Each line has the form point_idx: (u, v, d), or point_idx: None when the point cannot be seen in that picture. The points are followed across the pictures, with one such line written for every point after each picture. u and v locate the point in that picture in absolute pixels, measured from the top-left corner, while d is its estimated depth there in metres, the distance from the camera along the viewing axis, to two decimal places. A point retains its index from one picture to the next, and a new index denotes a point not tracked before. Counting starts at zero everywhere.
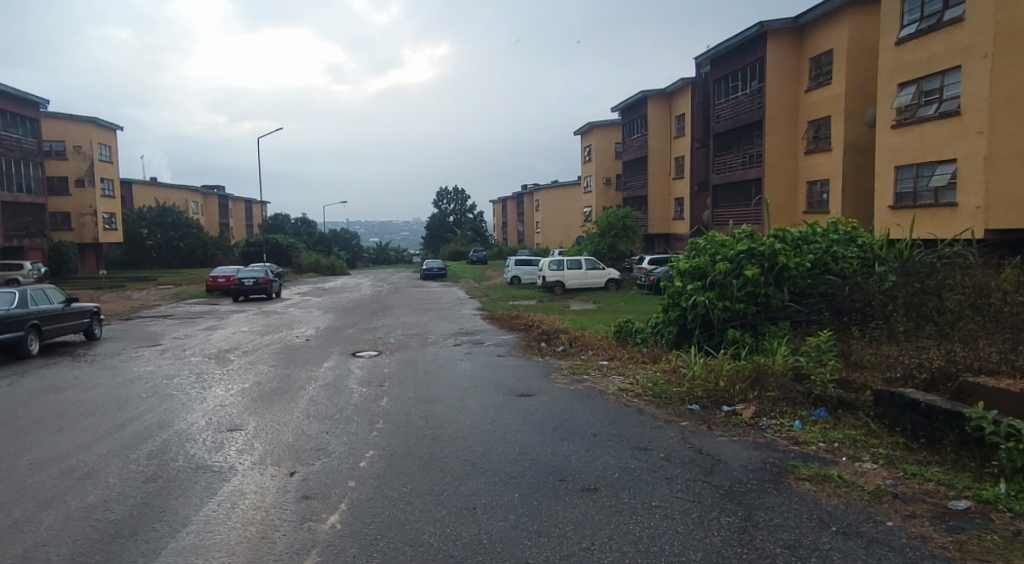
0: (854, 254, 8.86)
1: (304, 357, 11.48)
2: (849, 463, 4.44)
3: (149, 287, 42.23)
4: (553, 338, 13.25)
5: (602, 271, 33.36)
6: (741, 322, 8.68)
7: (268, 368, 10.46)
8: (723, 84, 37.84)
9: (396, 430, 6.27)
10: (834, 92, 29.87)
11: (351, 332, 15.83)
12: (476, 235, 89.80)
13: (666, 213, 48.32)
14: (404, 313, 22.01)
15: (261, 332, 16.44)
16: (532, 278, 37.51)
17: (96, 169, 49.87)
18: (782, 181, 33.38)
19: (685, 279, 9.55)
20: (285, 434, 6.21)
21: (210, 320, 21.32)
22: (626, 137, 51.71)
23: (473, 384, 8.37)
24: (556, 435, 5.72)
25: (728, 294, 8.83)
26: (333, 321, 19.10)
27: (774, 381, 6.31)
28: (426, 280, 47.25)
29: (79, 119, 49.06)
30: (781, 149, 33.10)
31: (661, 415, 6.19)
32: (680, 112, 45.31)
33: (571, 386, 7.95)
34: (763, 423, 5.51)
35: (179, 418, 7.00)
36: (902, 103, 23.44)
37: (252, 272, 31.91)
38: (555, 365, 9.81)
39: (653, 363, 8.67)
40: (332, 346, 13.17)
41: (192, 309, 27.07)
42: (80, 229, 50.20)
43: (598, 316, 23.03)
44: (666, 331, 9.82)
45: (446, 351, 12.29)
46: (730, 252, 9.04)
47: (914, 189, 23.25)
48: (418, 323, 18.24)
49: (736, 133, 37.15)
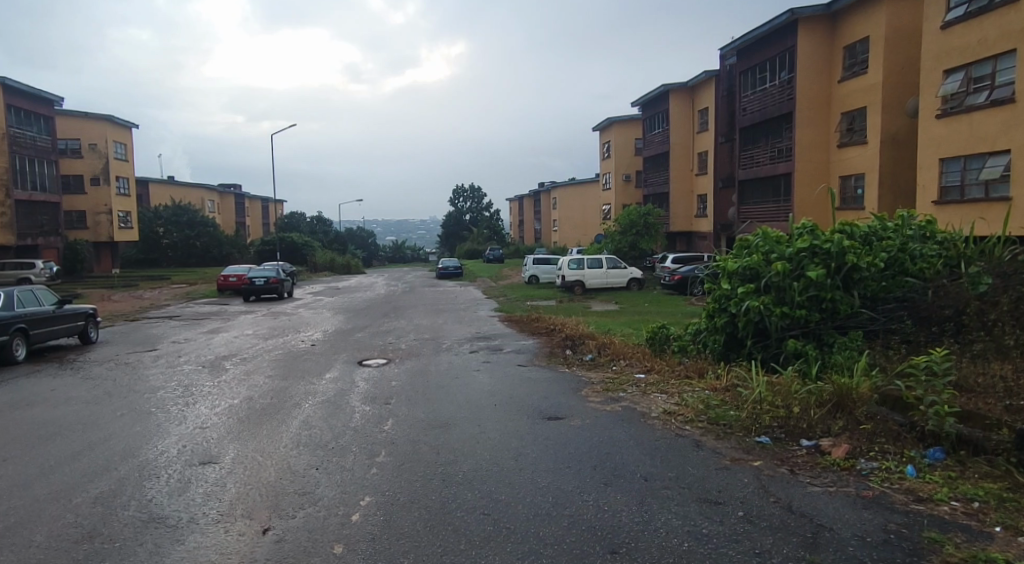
0: (936, 252, 7.57)
1: (306, 366, 10.46)
2: (1013, 538, 3.21)
3: (162, 286, 41.85)
4: (578, 345, 12.12)
5: (624, 270, 32.10)
6: (802, 331, 7.47)
7: (264, 379, 9.47)
8: (749, 76, 36.38)
9: (399, 467, 5.14)
10: (870, 82, 28.28)
11: (361, 337, 14.80)
12: (493, 233, 88.86)
13: (688, 210, 46.81)
14: (418, 314, 21.01)
15: (265, 336, 15.50)
16: (550, 277, 36.32)
17: (111, 167, 49.64)
18: (814, 176, 31.81)
19: (734, 281, 8.38)
20: (266, 470, 5.15)
21: (216, 322, 20.49)
22: (647, 132, 50.29)
23: (492, 403, 7.26)
24: (596, 479, 4.57)
25: (786, 300, 7.62)
26: (342, 324, 18.15)
27: (863, 410, 5.11)
28: (441, 279, 46.31)
29: (94, 117, 48.78)
30: (812, 142, 31.55)
31: (725, 451, 5.01)
32: (703, 105, 43.81)
33: (607, 407, 6.82)
34: (863, 468, 4.29)
35: (148, 447, 6.00)
36: (947, 91, 21.86)
37: (263, 271, 31.16)
38: (584, 378, 8.67)
39: (700, 380, 7.50)
40: (338, 352, 12.16)
41: (202, 309, 26.34)
42: (95, 228, 50.00)
43: (623, 318, 21.81)
44: (711, 341, 8.64)
45: (461, 359, 11.22)
46: (788, 250, 7.84)
47: (961, 182, 21.69)
48: (431, 326, 17.20)
49: (764, 126, 35.62)
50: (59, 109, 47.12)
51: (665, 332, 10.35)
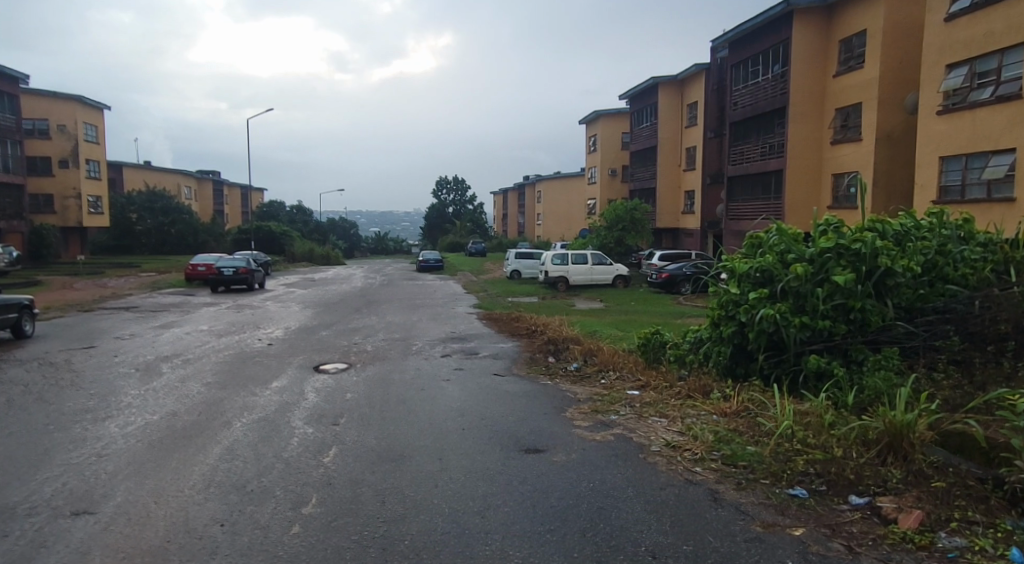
0: (980, 256, 6.59)
1: (253, 371, 9.18)
2: None
3: (130, 274, 39.90)
4: (562, 351, 10.94)
5: (610, 267, 31.04)
6: (826, 346, 6.44)
7: (199, 386, 8.16)
8: (741, 69, 35.45)
9: (330, 525, 3.93)
10: (867, 77, 27.47)
11: (325, 335, 13.52)
12: (476, 227, 87.49)
13: (675, 206, 45.88)
14: (393, 310, 19.73)
15: (219, 333, 14.11)
16: (533, 272, 35.11)
17: (81, 149, 47.43)
18: (806, 174, 31.00)
19: (743, 284, 7.28)
20: (148, 531, 3.86)
21: (174, 315, 18.99)
22: (635, 125, 49.24)
23: (462, 427, 6.09)
24: (588, 554, 3.40)
25: (807, 308, 6.58)
26: (308, 320, 16.80)
27: (929, 458, 4.02)
28: (421, 272, 44.87)
29: (64, 97, 46.48)
30: (804, 138, 30.71)
31: (751, 511, 3.87)
32: (693, 99, 42.85)
33: (597, 436, 5.73)
34: (948, 550, 3.18)
35: (12, 486, 4.63)
36: (950, 86, 21.00)
37: (232, 260, 29.53)
38: (569, 395, 7.53)
39: (705, 402, 6.42)
40: (295, 354, 10.88)
41: (164, 300, 24.71)
42: (63, 212, 47.84)
43: (609, 318, 20.71)
44: (716, 353, 7.57)
45: (431, 365, 10.01)
46: (808, 251, 6.79)
47: (963, 182, 20.89)
48: (403, 324, 15.91)
49: (755, 121, 34.74)
50: (26, 87, 44.85)
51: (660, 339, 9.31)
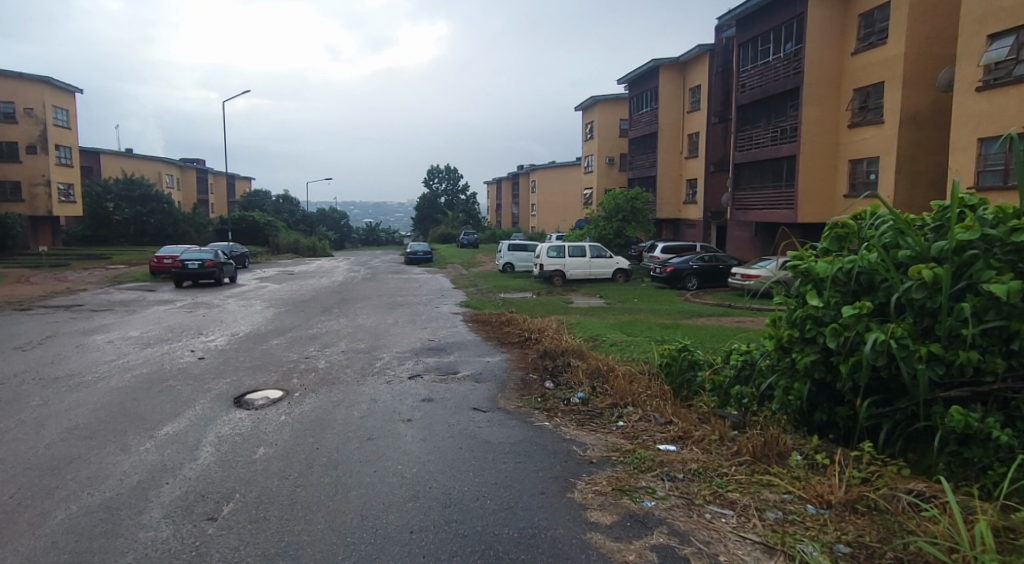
0: None
1: (153, 406, 6.85)
2: None
3: (98, 266, 37.28)
4: (562, 373, 8.60)
5: (609, 260, 28.77)
6: (973, 393, 4.22)
7: (54, 433, 5.79)
8: (749, 49, 33.23)
9: None
10: (890, 53, 25.34)
11: (277, 345, 11.26)
12: (469, 217, 85.16)
13: (676, 195, 43.55)
14: (367, 310, 17.36)
15: (149, 341, 11.71)
16: (527, 265, 32.75)
17: (50, 135, 44.50)
18: (820, 160, 28.85)
19: (829, 294, 5.06)
20: None
21: (116, 314, 16.54)
22: (633, 111, 46.98)
23: (419, 525, 3.85)
24: None
25: (939, 334, 4.38)
26: (264, 322, 14.45)
27: None
28: (409, 264, 42.46)
29: (30, 78, 43.34)
30: (819, 122, 28.55)
31: None
32: (696, 82, 40.64)
33: (631, 550, 3.50)
34: None
35: None
36: (992, 59, 18.70)
37: (199, 252, 27.06)
38: (575, 449, 5.34)
39: (789, 480, 4.24)
40: (226, 375, 8.58)
41: (118, 297, 22.21)
42: (31, 201, 45.02)
43: (611, 319, 18.46)
44: (784, 391, 5.37)
45: (395, 390, 7.82)
46: (935, 246, 4.55)
47: (1005, 167, 18.70)
48: (374, 328, 13.57)
49: (764, 104, 32.55)
50: None
51: (694, 364, 7.20)
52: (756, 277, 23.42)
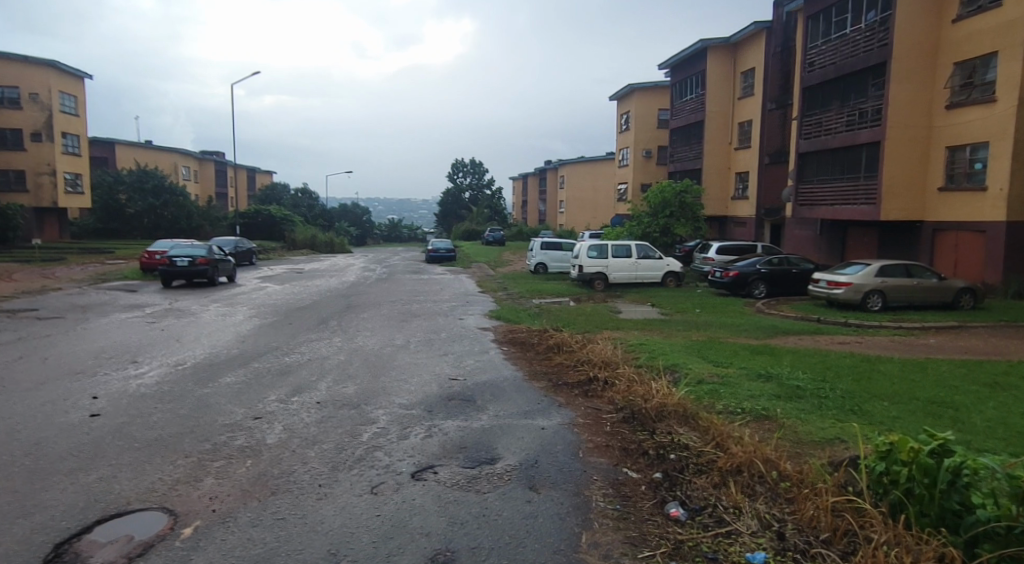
0: None
1: None
2: None
3: (96, 261, 34.41)
4: (683, 474, 4.85)
5: (658, 262, 24.82)
6: None
7: None
8: (818, 22, 28.95)
9: None
10: (1008, 17, 21.11)
11: (227, 386, 7.67)
12: (494, 214, 81.66)
13: (724, 190, 39.28)
14: (372, 324, 13.68)
15: (53, 375, 8.17)
16: (561, 266, 28.95)
17: (56, 121, 41.82)
18: (911, 146, 24.44)
19: None
20: None
21: (60, 326, 13.14)
22: (675, 100, 42.91)
23: None
24: None
25: None
26: (233, 343, 10.87)
27: None
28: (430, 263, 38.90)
29: (36, 61, 40.65)
30: (911, 100, 24.16)
31: None
32: (749, 64, 36.43)
33: None
34: None
35: None
36: None
37: (192, 248, 23.74)
38: None
39: None
40: (98, 463, 4.96)
41: (88, 298, 18.86)
42: (36, 190, 42.39)
43: (679, 336, 14.66)
44: None
45: (386, 513, 4.13)
46: None
47: None
48: (375, 355, 9.97)
49: (835, 83, 28.23)
50: None
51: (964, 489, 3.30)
52: (846, 285, 19.30)
